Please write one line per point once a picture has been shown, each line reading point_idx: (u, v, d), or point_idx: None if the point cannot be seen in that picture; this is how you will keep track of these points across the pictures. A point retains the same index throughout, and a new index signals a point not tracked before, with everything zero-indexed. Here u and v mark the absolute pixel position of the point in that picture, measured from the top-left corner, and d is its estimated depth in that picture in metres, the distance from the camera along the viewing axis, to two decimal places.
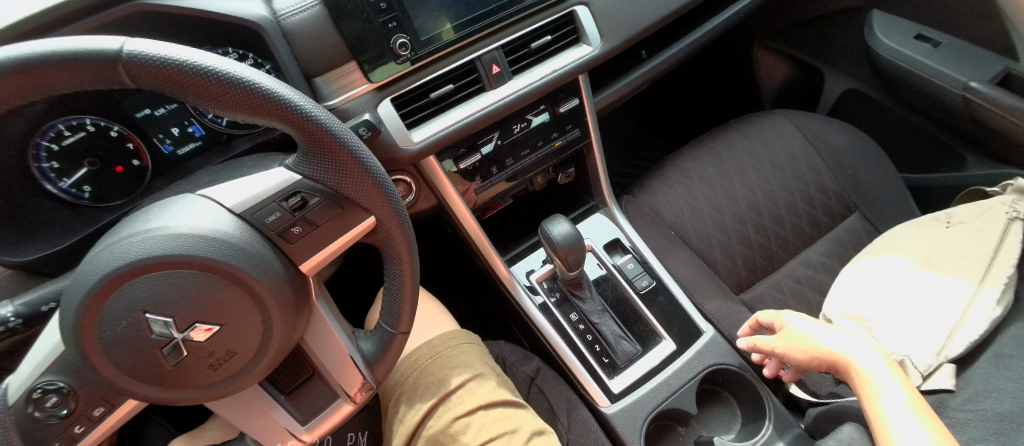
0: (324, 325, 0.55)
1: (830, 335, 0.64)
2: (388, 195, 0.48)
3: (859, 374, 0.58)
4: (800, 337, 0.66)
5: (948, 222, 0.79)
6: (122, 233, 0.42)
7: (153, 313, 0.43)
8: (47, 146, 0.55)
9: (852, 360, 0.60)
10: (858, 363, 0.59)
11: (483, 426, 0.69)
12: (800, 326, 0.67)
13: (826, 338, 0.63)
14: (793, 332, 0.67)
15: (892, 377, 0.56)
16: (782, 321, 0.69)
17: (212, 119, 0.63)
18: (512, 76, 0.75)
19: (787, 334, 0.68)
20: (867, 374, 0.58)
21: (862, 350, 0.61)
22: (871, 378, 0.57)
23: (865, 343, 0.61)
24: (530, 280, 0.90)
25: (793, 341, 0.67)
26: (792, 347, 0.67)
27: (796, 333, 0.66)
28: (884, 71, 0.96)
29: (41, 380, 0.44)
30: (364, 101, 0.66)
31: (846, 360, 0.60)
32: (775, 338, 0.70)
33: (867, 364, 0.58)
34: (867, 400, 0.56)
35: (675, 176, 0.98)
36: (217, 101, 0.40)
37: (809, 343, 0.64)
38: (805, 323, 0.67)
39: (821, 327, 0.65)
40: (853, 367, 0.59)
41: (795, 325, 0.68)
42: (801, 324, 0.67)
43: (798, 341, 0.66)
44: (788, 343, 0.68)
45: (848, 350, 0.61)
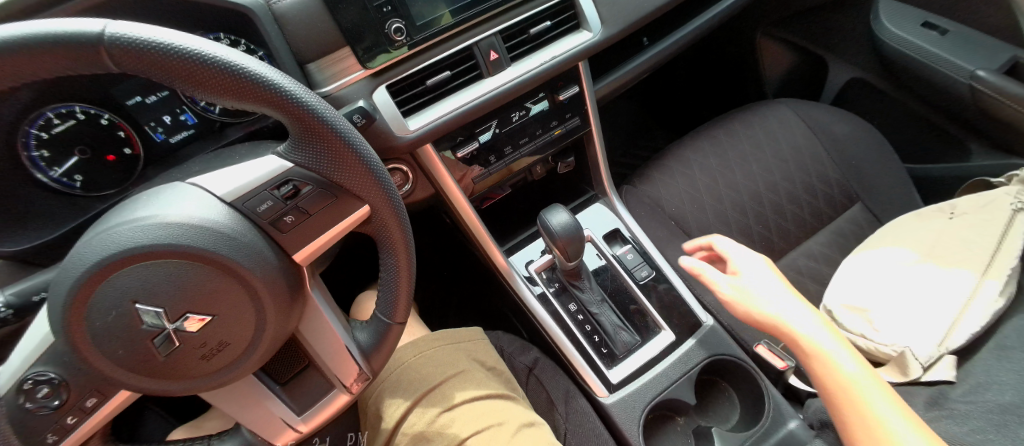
0: (319, 316, 0.54)
1: (779, 301, 0.61)
2: (383, 183, 0.48)
3: (811, 351, 0.57)
4: (754, 288, 0.63)
5: (951, 213, 0.78)
6: (110, 222, 0.41)
7: (144, 303, 0.42)
8: (36, 134, 0.54)
9: (800, 333, 0.58)
10: (811, 339, 0.58)
11: (468, 420, 0.70)
12: (751, 277, 0.64)
13: (776, 306, 0.60)
14: (743, 281, 0.65)
15: (858, 369, 0.55)
16: (735, 267, 0.66)
17: (205, 107, 0.61)
18: (511, 63, 0.73)
19: (735, 281, 0.65)
20: (840, 367, 0.55)
21: (803, 319, 0.59)
22: (849, 374, 0.55)
23: (801, 307, 0.61)
24: (529, 270, 0.89)
25: (744, 299, 0.64)
26: (739, 298, 0.65)
27: (747, 286, 0.64)
28: (889, 59, 0.94)
29: (32, 370, 0.44)
30: (359, 88, 0.65)
31: (791, 333, 0.59)
32: (716, 279, 0.67)
33: (821, 342, 0.57)
34: (828, 378, 0.56)
35: (676, 165, 0.97)
36: (203, 86, 0.38)
37: (758, 307, 0.62)
38: (752, 271, 0.65)
39: (775, 283, 0.63)
40: (803, 342, 0.58)
41: (743, 273, 0.66)
42: (751, 273, 0.65)
43: (751, 293, 0.63)
44: (735, 290, 0.65)
45: (790, 318, 0.59)
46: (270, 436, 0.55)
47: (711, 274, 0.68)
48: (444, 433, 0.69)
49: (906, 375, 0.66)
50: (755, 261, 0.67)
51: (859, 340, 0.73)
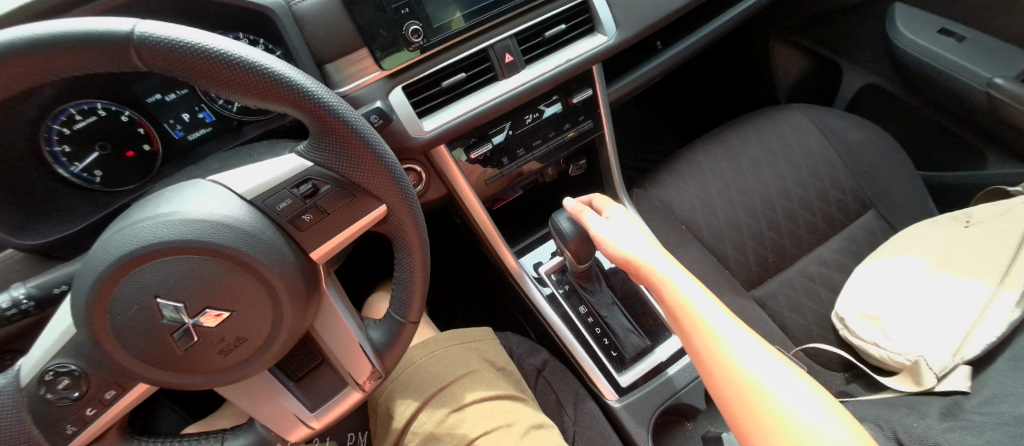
0: (334, 313, 0.55)
1: (642, 246, 0.58)
2: (399, 183, 0.48)
3: (683, 307, 0.52)
4: (620, 239, 0.60)
5: (967, 221, 0.77)
6: (132, 217, 0.42)
7: (164, 297, 0.43)
8: (59, 130, 0.55)
9: (660, 278, 0.55)
10: (686, 294, 0.53)
11: (478, 420, 0.70)
12: (619, 227, 0.62)
13: (642, 248, 0.58)
14: (611, 231, 0.62)
15: (756, 361, 0.49)
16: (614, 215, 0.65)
17: (223, 105, 0.62)
18: (525, 66, 0.74)
19: (609, 230, 0.62)
20: (732, 357, 0.49)
21: (665, 264, 0.56)
22: (743, 368, 0.48)
23: (664, 256, 0.57)
24: (538, 271, 0.89)
25: (626, 252, 0.59)
26: (609, 247, 0.61)
27: (625, 238, 0.60)
28: (905, 66, 0.93)
29: (53, 362, 0.44)
30: (375, 88, 0.65)
31: (654, 275, 0.55)
32: (595, 227, 0.64)
33: (700, 302, 0.52)
34: (701, 340, 0.51)
35: (688, 170, 0.97)
36: (225, 84, 0.39)
37: (625, 249, 0.59)
38: (624, 223, 0.63)
39: (634, 235, 0.60)
40: (671, 293, 0.53)
41: (620, 224, 0.63)
42: (623, 223, 0.63)
43: (622, 244, 0.60)
44: (608, 240, 0.61)
45: (652, 261, 0.56)
46: (283, 432, 0.55)
47: (592, 222, 0.65)
48: (453, 432, 0.69)
49: (920, 385, 0.66)
50: (620, 212, 0.65)
51: (872, 348, 0.74)
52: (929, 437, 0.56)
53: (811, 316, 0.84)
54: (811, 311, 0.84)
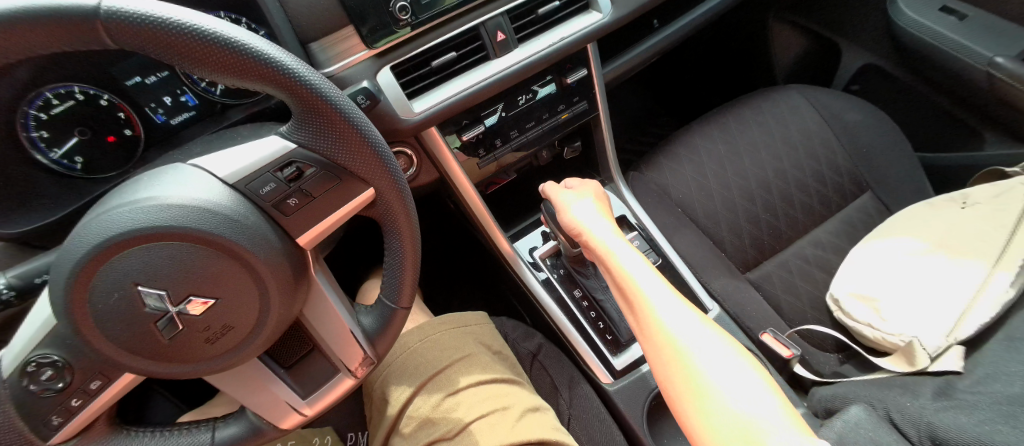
0: (324, 299, 0.54)
1: (602, 228, 0.64)
2: (387, 165, 0.47)
3: (630, 286, 0.54)
4: (576, 214, 0.67)
5: (964, 203, 0.77)
6: (111, 203, 0.41)
7: (146, 285, 0.42)
8: (35, 115, 0.53)
9: (613, 257, 0.59)
10: (635, 275, 0.55)
11: (473, 404, 0.70)
12: (580, 202, 0.69)
13: (601, 230, 0.63)
14: (572, 206, 0.69)
15: (693, 340, 0.48)
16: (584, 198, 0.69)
17: (206, 88, 0.60)
18: (518, 44, 0.72)
19: (570, 206, 0.69)
20: (669, 334, 0.49)
21: (620, 245, 0.60)
22: (679, 345, 0.48)
23: (621, 241, 0.61)
24: (533, 256, 0.88)
25: (581, 225, 0.66)
26: (567, 220, 0.68)
27: (581, 213, 0.67)
28: (905, 45, 0.92)
29: (36, 353, 0.43)
30: (363, 69, 0.63)
31: (607, 254, 0.60)
32: (560, 201, 0.71)
33: (646, 283, 0.54)
34: (644, 318, 0.52)
35: (684, 152, 0.96)
36: (199, 61, 0.37)
37: (589, 231, 0.64)
38: (586, 200, 0.69)
39: (591, 211, 0.67)
40: (619, 271, 0.57)
41: (582, 201, 0.69)
42: (586, 200, 0.69)
43: (578, 218, 0.67)
44: (568, 214, 0.68)
45: (608, 243, 0.61)
46: (276, 420, 0.54)
47: (559, 197, 0.72)
48: (449, 417, 0.69)
49: (913, 365, 0.66)
50: (590, 191, 0.71)
51: (866, 330, 0.74)
52: (923, 419, 0.56)
53: (806, 298, 0.83)
54: (806, 293, 0.83)
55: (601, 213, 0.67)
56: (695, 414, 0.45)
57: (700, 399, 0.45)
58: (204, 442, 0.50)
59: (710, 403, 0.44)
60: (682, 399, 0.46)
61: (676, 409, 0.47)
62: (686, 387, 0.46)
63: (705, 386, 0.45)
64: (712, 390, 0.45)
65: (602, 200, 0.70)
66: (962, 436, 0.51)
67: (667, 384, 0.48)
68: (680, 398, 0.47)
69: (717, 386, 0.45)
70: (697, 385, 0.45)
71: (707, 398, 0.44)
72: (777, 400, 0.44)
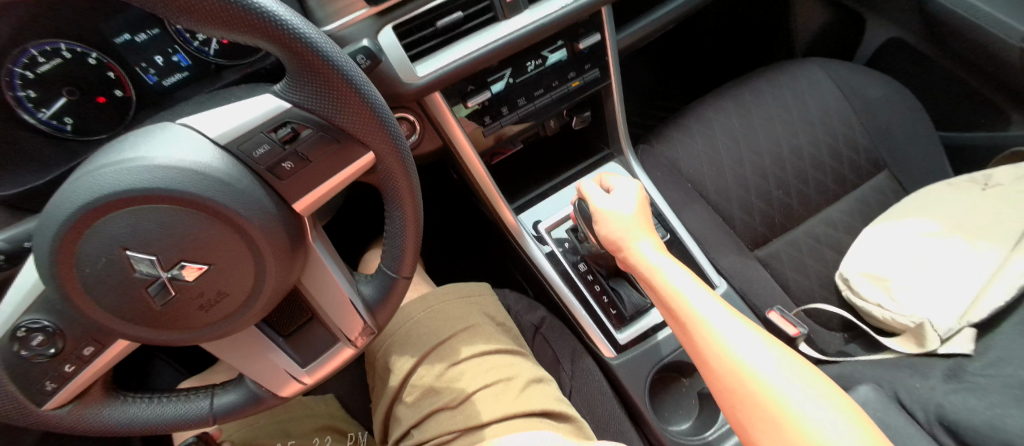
0: (322, 267, 0.52)
1: (648, 246, 0.61)
2: (388, 128, 0.45)
3: (691, 315, 0.53)
4: (616, 223, 0.64)
5: (985, 184, 0.74)
6: (95, 164, 0.39)
7: (135, 250, 0.40)
8: (21, 73, 0.51)
9: (665, 279, 0.57)
10: (694, 302, 0.53)
11: (478, 373, 0.69)
12: (616, 206, 0.65)
13: (648, 248, 0.61)
14: (608, 211, 0.65)
15: (770, 367, 0.47)
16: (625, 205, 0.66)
17: (200, 48, 0.57)
18: (528, 6, 0.68)
19: (607, 210, 0.65)
20: (745, 364, 0.48)
21: (670, 265, 0.58)
22: (757, 375, 0.47)
23: (669, 261, 0.59)
24: (537, 229, 0.87)
25: (623, 238, 0.63)
26: (606, 231, 0.65)
27: (622, 221, 0.64)
28: (934, 17, 0.87)
29: (26, 318, 0.42)
30: (363, 27, 0.60)
31: (656, 277, 0.58)
32: (595, 205, 0.67)
33: (708, 310, 0.52)
34: (712, 347, 0.50)
35: (696, 125, 0.93)
36: (191, 14, 0.35)
37: (633, 247, 0.62)
38: (624, 201, 0.65)
39: (631, 218, 0.64)
40: (677, 298, 0.55)
41: (619, 204, 0.65)
42: (624, 201, 0.65)
43: (618, 229, 0.64)
44: (606, 223, 0.65)
45: (657, 262, 0.59)
46: (275, 388, 0.53)
47: (593, 200, 0.68)
48: (453, 386, 0.68)
49: (923, 347, 0.64)
50: (625, 190, 0.67)
51: (876, 310, 0.72)
52: (932, 401, 0.55)
53: (815, 276, 0.82)
54: (816, 272, 0.82)
55: (641, 219, 0.64)
56: (777, 444, 0.44)
57: (786, 430, 0.43)
58: (202, 409, 0.50)
59: (795, 431, 0.43)
60: (762, 429, 0.45)
61: (752, 438, 0.46)
62: (763, 417, 0.45)
63: (789, 416, 0.44)
64: (797, 420, 0.43)
65: (641, 200, 0.66)
66: (971, 417, 0.50)
67: (739, 413, 0.48)
68: (760, 428, 0.45)
69: (801, 414, 0.43)
70: (778, 413, 0.44)
71: (794, 428, 0.43)
72: (863, 426, 0.43)
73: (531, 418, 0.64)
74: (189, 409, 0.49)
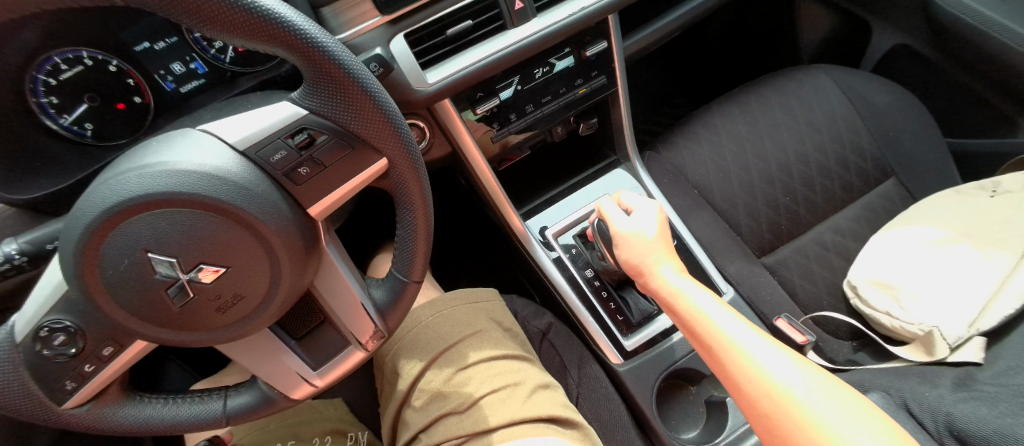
0: (334, 271, 0.53)
1: (672, 272, 0.62)
2: (401, 134, 0.46)
3: (724, 340, 0.53)
4: (637, 246, 0.65)
5: (993, 191, 0.74)
6: (120, 168, 0.40)
7: (156, 252, 0.41)
8: (44, 80, 0.52)
9: (693, 305, 0.58)
10: (725, 328, 0.54)
11: (484, 379, 0.70)
12: (637, 228, 0.66)
13: (673, 273, 0.62)
14: (629, 233, 0.66)
15: (808, 391, 0.47)
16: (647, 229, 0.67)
17: (216, 56, 0.59)
18: (536, 14, 0.69)
19: (628, 233, 0.66)
20: (783, 388, 0.48)
21: (696, 291, 0.59)
22: (796, 398, 0.47)
23: (696, 287, 0.60)
24: (545, 235, 0.87)
25: (644, 262, 0.64)
26: (627, 254, 0.66)
27: (643, 244, 0.65)
28: (940, 24, 0.87)
29: (48, 318, 0.43)
30: (376, 36, 0.62)
31: (683, 302, 0.59)
32: (616, 227, 0.68)
33: (740, 335, 0.53)
34: (747, 372, 0.50)
35: (703, 132, 0.93)
36: (214, 23, 0.36)
37: (657, 273, 0.63)
38: (644, 222, 0.66)
39: (653, 241, 0.65)
40: (707, 323, 0.55)
41: (639, 226, 0.66)
42: (644, 223, 0.66)
43: (640, 252, 0.65)
44: (627, 246, 0.66)
45: (683, 288, 0.60)
46: (287, 390, 0.54)
47: (614, 222, 0.68)
48: (460, 391, 0.69)
49: (932, 355, 0.64)
50: (646, 211, 0.68)
51: (884, 318, 0.72)
52: (942, 410, 0.55)
53: (822, 284, 0.81)
54: (823, 279, 0.82)
55: (662, 242, 0.65)
56: None
57: None
58: (215, 411, 0.50)
59: None
60: None
61: None
62: (799, 437, 0.45)
63: (832, 438, 0.43)
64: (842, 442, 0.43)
65: (662, 221, 0.67)
66: (981, 426, 0.50)
67: (773, 434, 0.48)
68: None
69: (845, 436, 0.43)
70: (821, 436, 0.44)
71: None
72: None
73: (538, 424, 0.64)
74: (202, 410, 0.50)
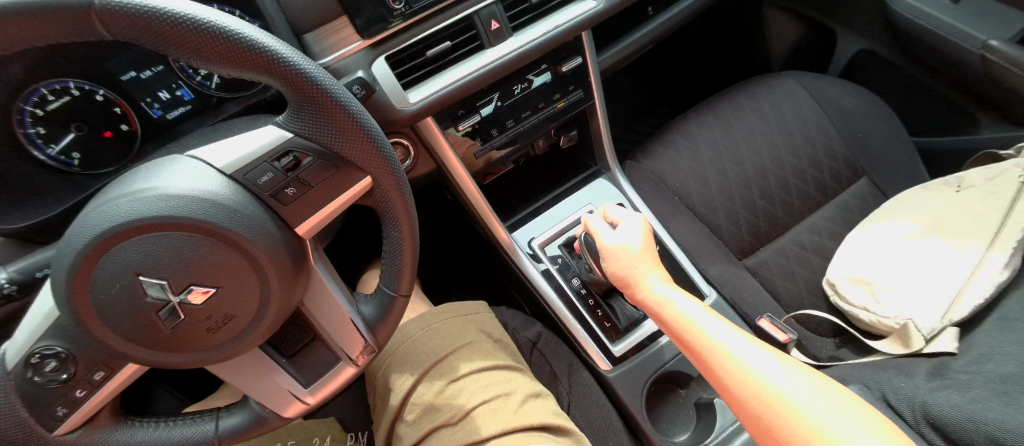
0: (323, 288, 0.54)
1: (659, 284, 0.65)
2: (384, 153, 0.47)
3: (712, 346, 0.55)
4: (624, 259, 0.68)
5: (959, 186, 0.77)
6: (112, 194, 0.42)
7: (147, 275, 0.43)
8: (31, 111, 0.53)
9: (681, 313, 0.60)
10: (713, 334, 0.56)
11: (476, 389, 0.71)
12: (623, 241, 0.68)
13: (659, 284, 0.64)
14: (616, 246, 0.68)
15: (796, 389, 0.49)
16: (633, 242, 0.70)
17: (202, 82, 0.60)
18: (512, 33, 0.71)
19: (614, 245, 0.68)
20: (772, 389, 0.50)
21: (683, 300, 0.61)
22: (785, 398, 0.48)
23: (683, 297, 0.62)
24: (532, 247, 0.89)
25: (632, 275, 0.67)
26: (614, 267, 0.69)
27: (629, 256, 0.67)
28: (901, 30, 0.91)
29: (40, 344, 0.44)
30: (358, 59, 0.63)
31: (672, 311, 0.61)
32: (602, 241, 0.70)
33: (727, 340, 0.55)
34: (737, 376, 0.52)
35: (680, 140, 0.96)
36: (200, 52, 0.38)
37: (645, 285, 0.65)
38: (629, 235, 0.69)
39: (638, 253, 0.67)
40: (695, 329, 0.58)
41: (625, 239, 0.69)
42: (629, 236, 0.69)
43: (627, 265, 0.67)
44: (615, 259, 0.68)
45: (671, 298, 0.62)
46: (279, 408, 0.54)
47: (601, 236, 0.71)
48: (453, 403, 0.70)
49: (908, 347, 0.66)
50: (631, 224, 0.71)
51: (862, 313, 0.74)
52: (917, 398, 0.57)
53: (802, 282, 0.84)
54: (803, 278, 0.84)
55: (647, 254, 0.68)
56: None
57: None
58: (207, 432, 0.50)
59: None
60: None
61: None
62: (791, 435, 0.47)
63: (821, 433, 0.45)
64: (830, 436, 0.45)
65: (646, 233, 0.70)
66: (955, 415, 0.52)
67: (768, 435, 0.49)
68: None
69: (833, 430, 0.45)
70: (811, 433, 0.46)
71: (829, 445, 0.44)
72: (895, 439, 0.44)
73: (530, 433, 0.65)
74: (194, 432, 0.50)
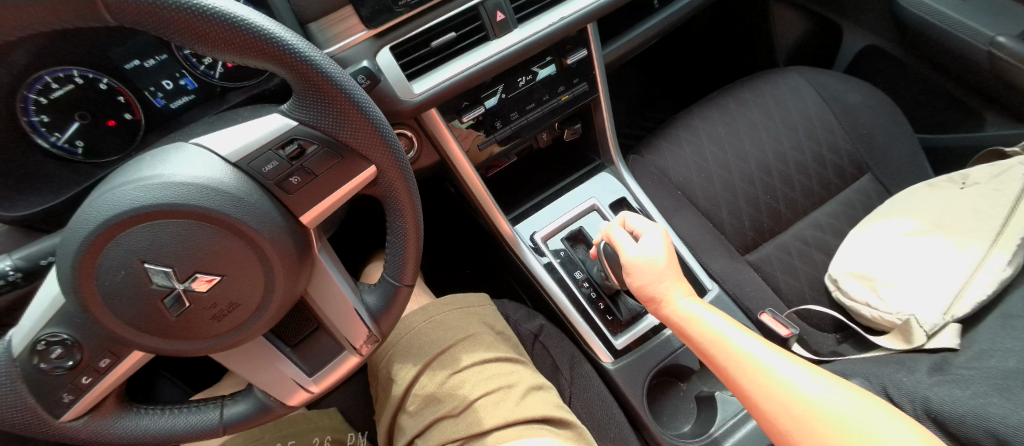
0: (325, 277, 0.54)
1: (690, 303, 0.65)
2: (390, 144, 0.47)
3: (744, 362, 0.56)
4: (650, 274, 0.66)
5: (963, 183, 0.76)
6: (115, 182, 0.42)
7: (152, 263, 0.43)
8: (36, 99, 0.53)
9: (711, 329, 0.60)
10: (745, 350, 0.57)
11: (479, 381, 0.71)
12: (649, 254, 0.67)
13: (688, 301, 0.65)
14: (641, 261, 0.67)
15: (827, 402, 0.50)
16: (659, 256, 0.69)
17: (205, 71, 0.60)
18: (518, 24, 0.71)
19: (640, 260, 0.67)
20: (802, 402, 0.51)
21: (712, 317, 0.62)
22: (815, 410, 0.50)
23: (711, 314, 0.62)
24: (535, 240, 0.89)
25: (658, 290, 0.67)
26: (639, 281, 0.68)
27: (655, 270, 0.66)
28: (908, 25, 0.91)
29: (46, 331, 0.44)
30: (363, 48, 0.64)
31: (701, 327, 0.61)
32: (625, 254, 0.68)
33: (759, 356, 0.56)
34: (769, 391, 0.53)
35: (684, 134, 0.95)
36: (202, 39, 0.38)
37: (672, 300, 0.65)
38: (653, 248, 0.67)
39: (664, 266, 0.66)
40: (726, 345, 0.58)
41: (650, 252, 0.67)
42: (653, 248, 0.68)
43: (653, 279, 0.67)
44: (640, 273, 0.67)
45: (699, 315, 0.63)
46: (282, 397, 0.54)
47: (624, 248, 0.69)
48: (455, 394, 0.70)
49: (910, 343, 0.66)
50: (653, 235, 0.70)
51: (864, 309, 0.74)
52: (919, 394, 0.56)
53: (804, 279, 0.84)
54: (805, 274, 0.84)
55: (672, 267, 0.67)
56: None
57: None
58: (213, 419, 0.51)
59: None
60: None
61: None
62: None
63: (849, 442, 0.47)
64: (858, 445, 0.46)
65: (669, 245, 0.69)
66: (955, 409, 0.52)
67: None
68: None
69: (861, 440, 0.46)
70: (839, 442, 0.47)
71: None
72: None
73: (533, 425, 0.65)
74: (198, 420, 0.50)
